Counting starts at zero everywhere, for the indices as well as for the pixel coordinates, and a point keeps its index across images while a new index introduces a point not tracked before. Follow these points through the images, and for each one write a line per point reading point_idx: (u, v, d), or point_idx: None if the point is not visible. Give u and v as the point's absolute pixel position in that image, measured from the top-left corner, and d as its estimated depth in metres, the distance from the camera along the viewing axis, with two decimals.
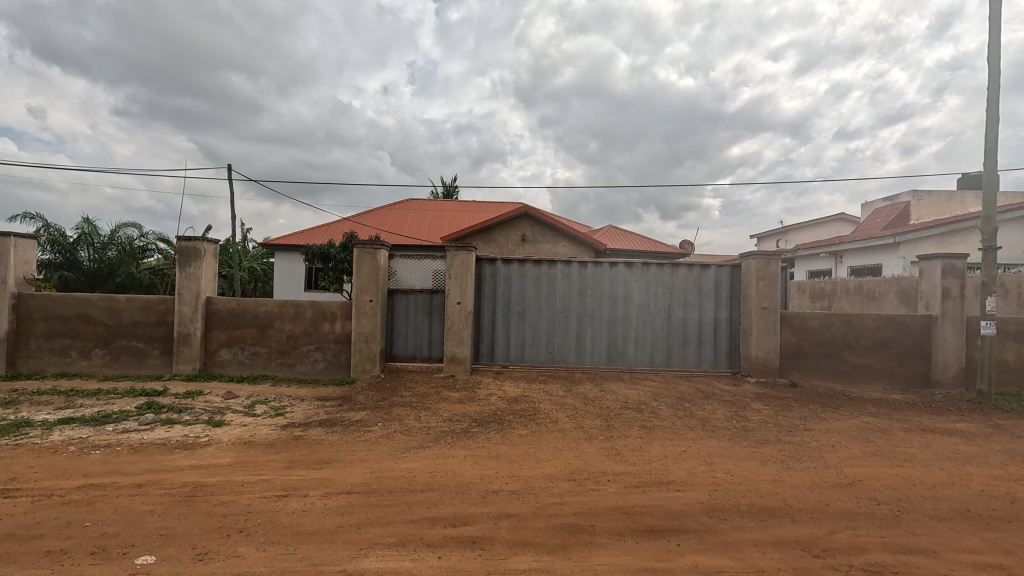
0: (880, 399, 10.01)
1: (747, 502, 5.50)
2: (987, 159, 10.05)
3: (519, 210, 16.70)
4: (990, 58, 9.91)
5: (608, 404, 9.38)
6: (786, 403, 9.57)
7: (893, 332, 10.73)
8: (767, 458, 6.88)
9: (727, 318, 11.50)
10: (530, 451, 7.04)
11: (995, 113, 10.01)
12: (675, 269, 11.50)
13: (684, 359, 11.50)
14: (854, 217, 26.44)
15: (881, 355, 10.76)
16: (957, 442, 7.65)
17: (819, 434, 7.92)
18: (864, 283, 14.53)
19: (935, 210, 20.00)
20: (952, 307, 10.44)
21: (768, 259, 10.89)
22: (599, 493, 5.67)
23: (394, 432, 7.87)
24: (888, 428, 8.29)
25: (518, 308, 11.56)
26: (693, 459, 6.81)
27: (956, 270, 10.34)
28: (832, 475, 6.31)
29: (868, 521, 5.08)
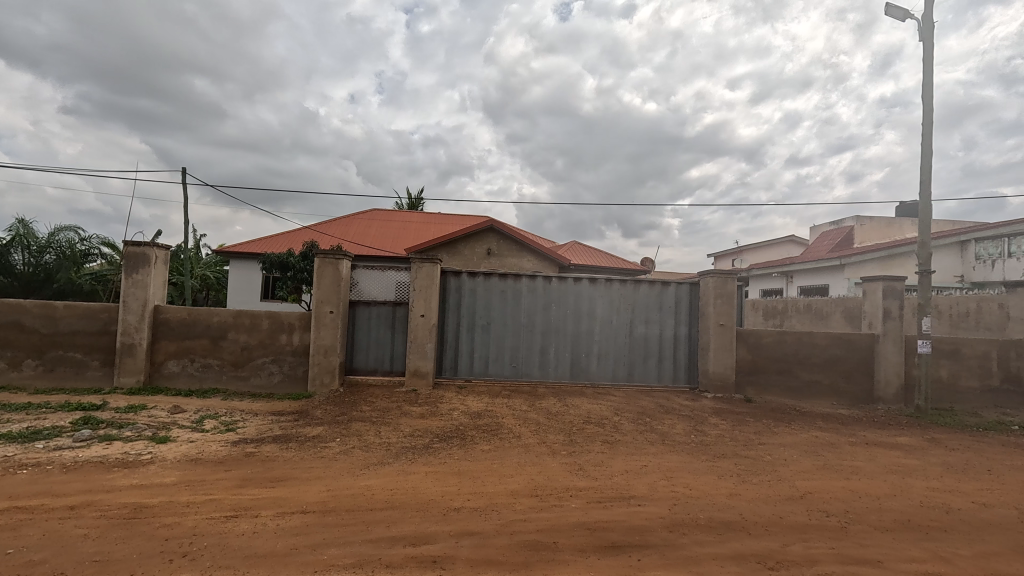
0: (830, 415, 8.29)
1: (704, 516, 4.07)
2: (923, 188, 9.30)
3: (487, 224, 15.74)
4: (924, 88, 9.28)
5: (570, 418, 7.21)
6: (742, 418, 7.68)
7: (840, 349, 9.18)
8: (724, 472, 5.17)
9: (688, 335, 9.52)
10: (493, 466, 5.15)
11: (928, 120, 9.22)
12: (636, 285, 9.48)
13: (646, 374, 9.43)
14: (803, 239, 27.32)
15: (831, 372, 9.17)
16: (898, 455, 6.11)
17: (771, 448, 6.13)
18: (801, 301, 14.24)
19: (875, 235, 20.73)
20: (893, 327, 9.06)
21: (725, 277, 9.16)
22: (401, 518, 3.87)
23: (353, 447, 5.74)
24: (836, 442, 6.59)
25: (479, 320, 9.25)
26: (655, 473, 5.07)
27: (896, 292, 9.02)
28: (780, 487, 4.78)
29: (817, 534, 3.82)
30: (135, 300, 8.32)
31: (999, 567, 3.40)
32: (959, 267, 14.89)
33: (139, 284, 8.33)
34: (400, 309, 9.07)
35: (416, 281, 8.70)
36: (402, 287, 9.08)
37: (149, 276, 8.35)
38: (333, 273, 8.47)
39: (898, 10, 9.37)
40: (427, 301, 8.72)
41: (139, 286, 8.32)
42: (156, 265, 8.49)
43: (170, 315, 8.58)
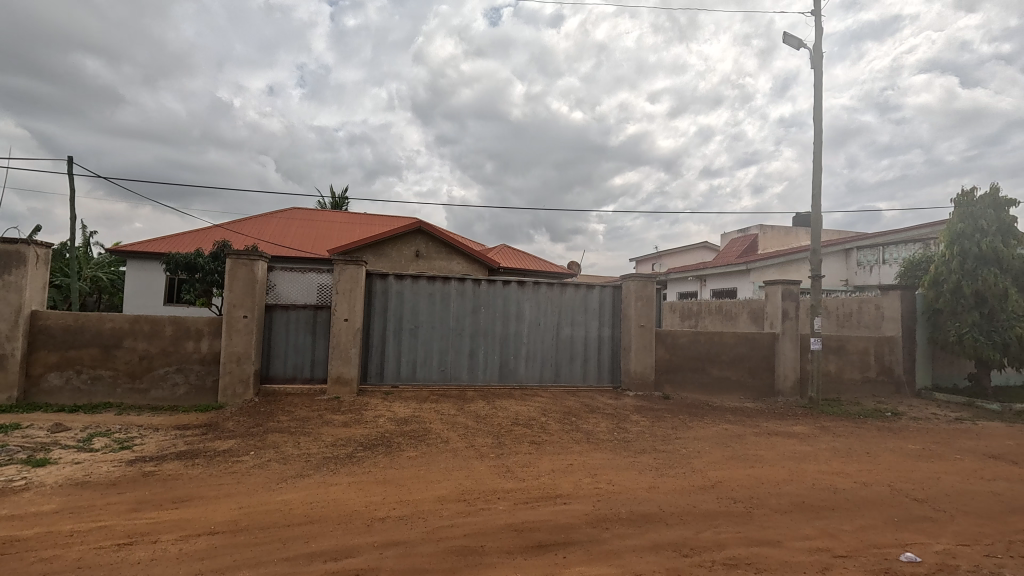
0: (737, 409, 8.97)
1: (625, 509, 4.24)
2: (814, 200, 10.33)
3: (415, 226, 15.47)
4: (814, 110, 10.32)
5: (498, 420, 7.25)
6: (660, 414, 8.10)
7: (746, 347, 9.96)
8: (644, 466, 5.43)
9: (611, 336, 9.89)
10: (419, 473, 5.05)
11: (818, 140, 10.26)
12: (562, 288, 9.72)
13: (571, 375, 9.69)
14: (715, 245, 29.39)
15: (738, 368, 9.92)
16: (794, 442, 6.73)
17: (686, 441, 6.53)
18: (713, 303, 15.28)
19: (775, 242, 22.72)
20: (790, 326, 9.97)
21: (645, 281, 9.63)
22: (321, 532, 3.70)
23: (268, 461, 5.39)
24: (742, 433, 7.13)
25: (406, 323, 9.06)
26: (580, 470, 5.21)
27: (793, 294, 9.94)
28: (694, 478, 5.10)
29: (726, 520, 4.11)
30: (6, 305, 7.31)
31: (875, 538, 3.83)
32: (844, 272, 16.68)
33: (12, 287, 7.33)
34: (322, 313, 8.67)
35: (339, 284, 8.36)
36: (324, 290, 8.69)
37: (24, 277, 7.37)
38: (247, 275, 7.95)
39: (794, 39, 10.37)
40: (351, 304, 8.40)
41: (11, 289, 7.32)
42: (33, 265, 7.51)
43: (51, 321, 7.63)
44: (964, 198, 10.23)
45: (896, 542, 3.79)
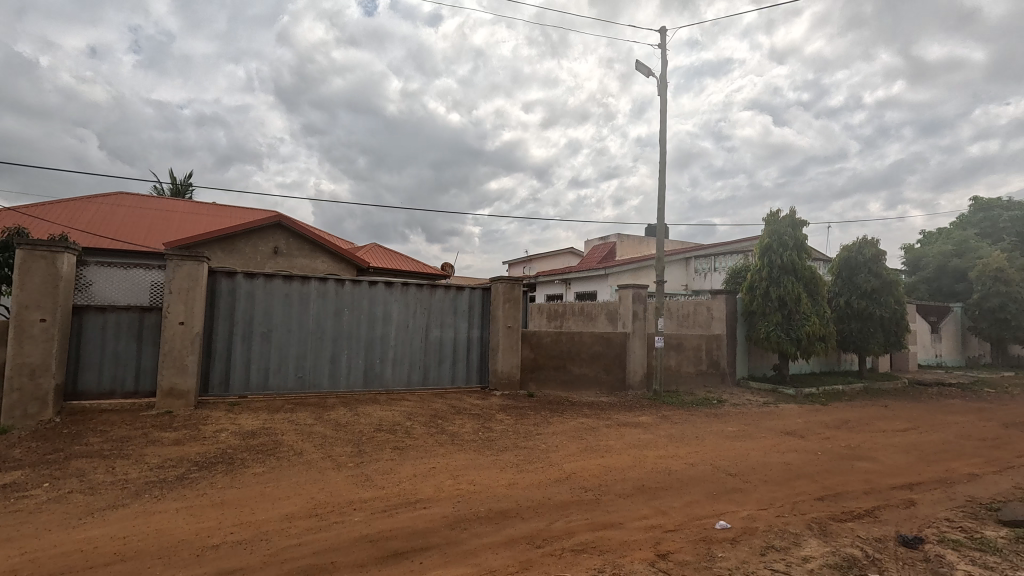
0: (593, 403, 9.68)
1: (483, 508, 4.32)
2: (659, 213, 11.57)
3: (273, 219, 14.20)
4: (660, 133, 11.58)
5: (359, 427, 6.93)
6: (524, 412, 8.43)
7: (602, 345, 10.80)
8: (505, 464, 5.59)
9: (480, 338, 10.05)
10: (266, 490, 4.62)
11: (663, 160, 11.52)
12: (432, 289, 9.64)
13: (440, 377, 9.64)
14: (580, 251, 31.42)
15: (595, 365, 10.73)
16: (639, 431, 7.46)
17: (545, 437, 6.87)
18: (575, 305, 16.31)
19: (630, 249, 25.01)
20: (639, 326, 11.04)
21: (512, 283, 9.96)
22: (135, 570, 3.19)
23: (69, 492, 4.51)
24: (595, 425, 7.72)
25: (258, 327, 8.26)
26: (442, 473, 5.19)
27: (642, 297, 11.04)
28: (550, 471, 5.37)
29: (575, 508, 4.39)
30: None
31: (697, 511, 4.39)
32: (685, 278, 18.96)
33: None
34: (151, 315, 7.53)
35: (174, 283, 7.33)
36: (154, 289, 7.56)
37: None
38: (46, 270, 6.59)
39: (644, 68, 11.54)
40: (189, 306, 7.41)
41: None
42: None
43: None
44: (771, 217, 12.26)
45: (713, 513, 4.38)
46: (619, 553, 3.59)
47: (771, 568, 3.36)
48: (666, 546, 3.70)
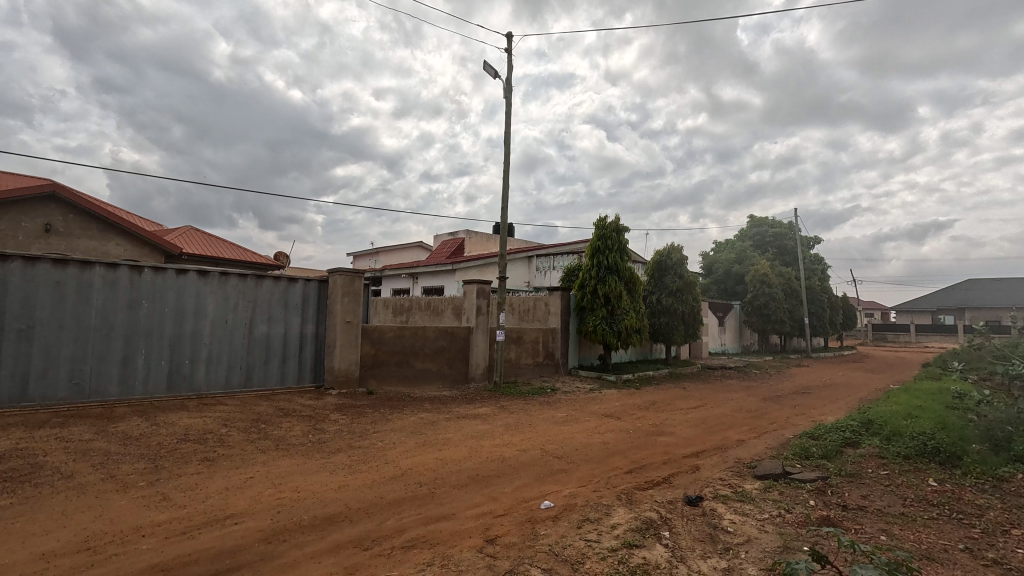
0: (434, 397, 9.68)
1: (308, 516, 4.02)
2: (503, 212, 12.00)
3: (45, 190, 11.41)
4: (506, 134, 11.99)
5: (159, 440, 5.92)
6: (361, 410, 8.06)
7: (446, 340, 10.86)
8: (336, 466, 5.27)
9: (314, 333, 9.34)
10: (15, 527, 3.67)
11: (507, 160, 11.97)
12: (258, 280, 8.69)
13: (266, 377, 8.73)
14: (428, 246, 31.16)
15: (438, 360, 10.75)
16: (477, 423, 7.66)
17: (382, 435, 6.66)
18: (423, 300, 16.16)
19: (478, 246, 25.59)
20: (482, 320, 11.34)
21: (353, 276, 9.45)
22: None
23: None
24: (435, 420, 7.72)
25: (13, 323, 6.55)
26: (261, 483, 4.69)
27: (485, 293, 11.36)
28: (385, 470, 5.22)
29: (408, 505, 4.33)
30: None
31: (525, 494, 4.65)
32: (527, 275, 20.02)
33: None
34: None
35: None
36: None
37: None
38: None
39: (491, 69, 11.85)
40: None
41: None
42: None
43: None
44: (600, 221, 13.59)
45: (540, 494, 4.69)
46: (449, 543, 3.63)
47: (585, 538, 3.70)
48: (495, 531, 3.84)
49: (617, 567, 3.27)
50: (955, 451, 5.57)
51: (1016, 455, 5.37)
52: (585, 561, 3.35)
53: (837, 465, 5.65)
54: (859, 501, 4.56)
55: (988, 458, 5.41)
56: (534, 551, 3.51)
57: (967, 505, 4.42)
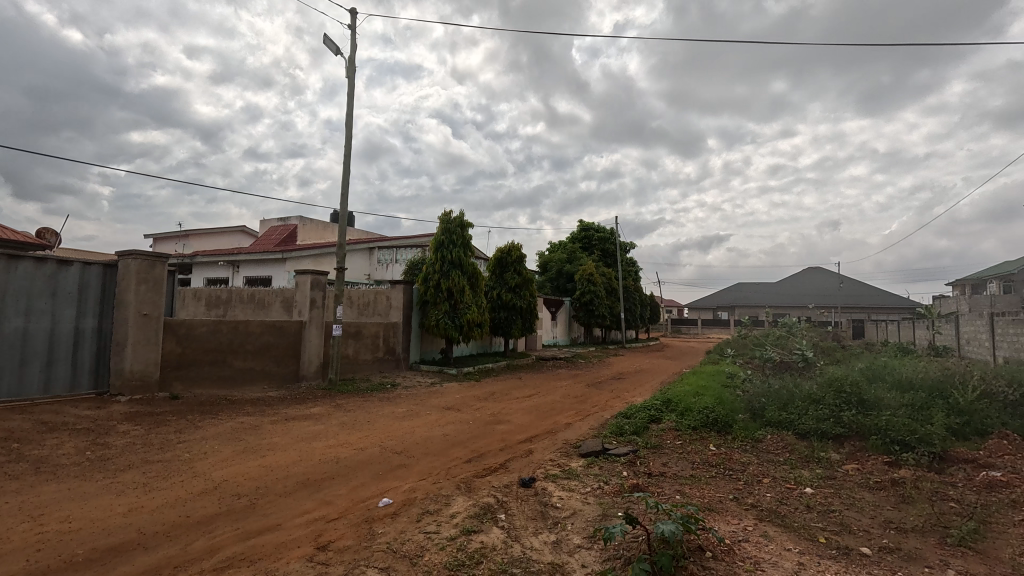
0: (257, 399, 8.70)
1: (83, 549, 3.28)
2: (342, 199, 11.28)
3: None
4: (348, 117, 11.28)
5: None
6: (162, 418, 6.87)
7: (273, 335, 9.85)
8: (124, 486, 4.39)
9: (96, 329, 7.68)
10: None
11: (349, 145, 11.27)
12: (11, 262, 6.83)
13: (22, 384, 6.91)
14: (253, 231, 27.85)
15: (263, 358, 9.72)
16: (309, 424, 7.09)
17: (190, 445, 5.75)
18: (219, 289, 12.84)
19: (312, 234, 23.70)
20: (317, 314, 10.52)
21: (153, 261, 8.00)
22: None
23: None
24: (259, 423, 6.94)
25: None
26: (11, 517, 3.69)
27: (320, 284, 10.56)
28: (193, 484, 4.51)
29: (223, 520, 3.81)
30: None
31: (362, 494, 4.44)
32: (367, 267, 19.16)
33: None
34: None
35: None
36: None
37: None
38: None
39: (332, 45, 11.03)
40: None
41: None
42: None
43: None
44: (445, 216, 13.63)
45: (377, 492, 4.52)
46: (273, 557, 3.28)
47: (424, 530, 3.67)
48: (327, 536, 3.59)
49: (456, 554, 3.31)
50: (728, 420, 6.86)
51: (766, 421, 6.83)
52: (424, 554, 3.32)
53: (644, 439, 6.53)
54: (660, 468, 5.33)
55: (749, 424, 6.78)
56: (371, 551, 3.36)
57: (735, 464, 5.47)
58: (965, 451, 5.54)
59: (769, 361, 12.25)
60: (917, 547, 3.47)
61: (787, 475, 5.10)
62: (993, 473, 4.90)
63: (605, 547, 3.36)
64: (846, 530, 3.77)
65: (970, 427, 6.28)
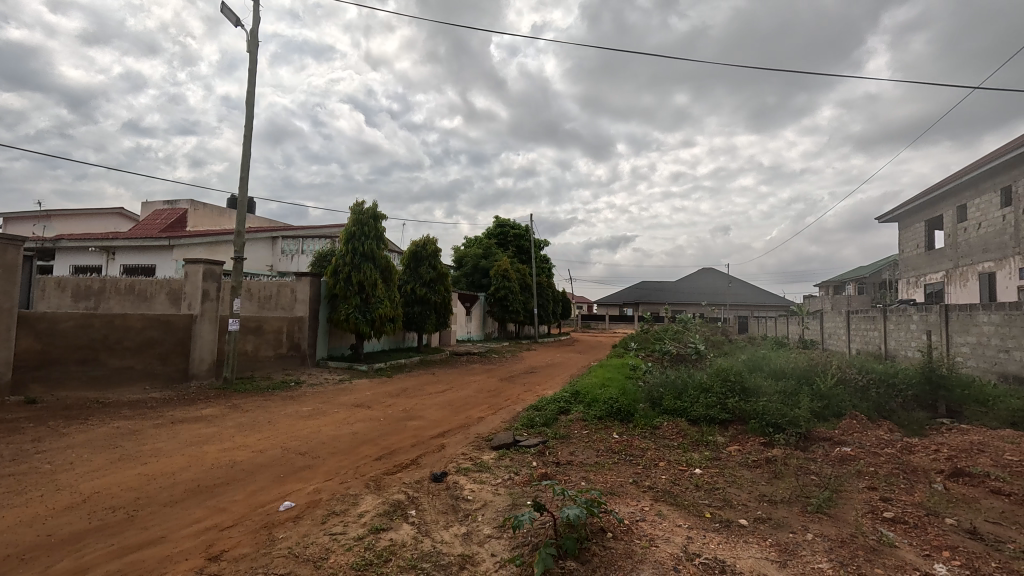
0: (137, 401, 7.83)
1: None
2: (242, 184, 10.43)
3: None
4: (249, 95, 10.44)
5: None
6: (15, 425, 5.95)
7: (157, 330, 8.95)
8: None
9: None
10: None
11: (249, 125, 10.44)
12: None
13: None
14: (133, 214, 24.87)
15: (145, 355, 8.82)
16: (199, 427, 6.51)
17: (51, 455, 5.04)
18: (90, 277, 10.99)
19: (205, 220, 21.68)
20: (210, 307, 9.65)
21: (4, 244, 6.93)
22: None
23: None
24: (139, 428, 6.25)
25: None
26: None
27: (215, 275, 9.72)
28: (55, 499, 3.97)
29: (94, 537, 3.40)
30: None
31: (261, 499, 4.17)
32: (270, 258, 17.87)
33: None
34: None
35: None
36: None
37: None
38: None
39: (232, 15, 10.13)
40: None
41: None
42: None
43: None
44: (357, 206, 13.11)
45: (278, 496, 4.27)
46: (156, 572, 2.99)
47: (330, 532, 3.54)
48: (220, 546, 3.34)
49: (364, 554, 3.23)
50: (629, 409, 7.31)
51: (663, 408, 7.37)
52: (329, 556, 3.20)
53: (553, 430, 6.77)
54: (567, 457, 5.55)
55: (648, 413, 7.27)
56: (270, 558, 3.18)
57: (635, 450, 5.85)
58: (824, 430, 6.38)
59: (668, 354, 13.23)
60: (785, 516, 3.94)
61: (680, 458, 5.56)
62: (845, 448, 5.70)
63: (515, 535, 3.45)
64: (727, 504, 4.18)
65: (829, 409, 7.23)
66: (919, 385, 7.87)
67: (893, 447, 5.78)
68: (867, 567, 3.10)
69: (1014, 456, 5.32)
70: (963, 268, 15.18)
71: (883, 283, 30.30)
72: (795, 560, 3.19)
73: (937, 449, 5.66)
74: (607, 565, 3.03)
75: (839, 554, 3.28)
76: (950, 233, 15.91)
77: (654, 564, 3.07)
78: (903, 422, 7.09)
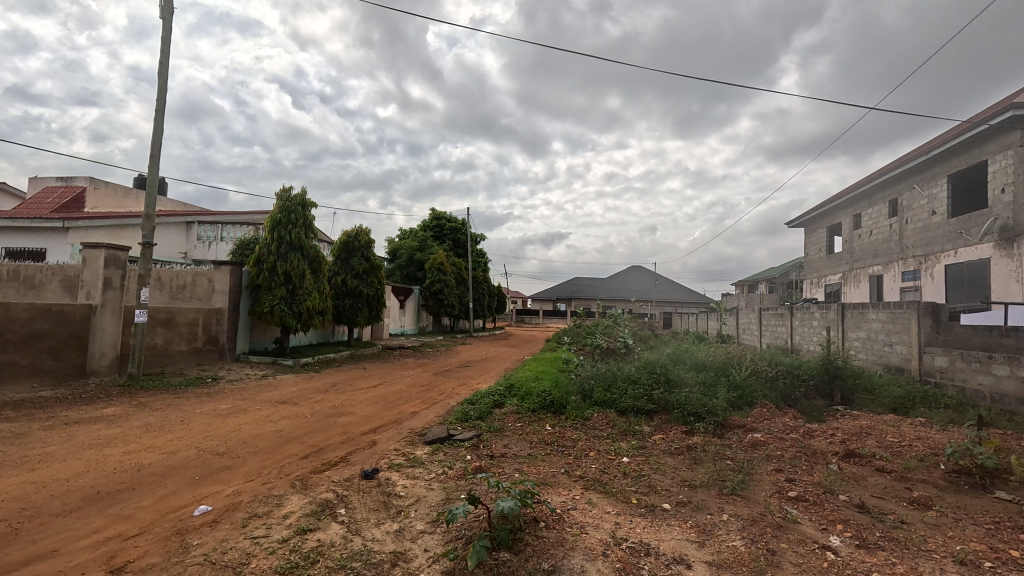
0: (23, 400, 7.02)
1: None
2: (151, 163, 9.55)
3: None
4: (161, 67, 9.56)
5: None
6: None
7: (46, 321, 8.06)
8: None
9: None
10: None
11: (162, 99, 9.56)
12: None
13: None
14: (18, 190, 22.09)
15: (31, 350, 7.92)
16: (100, 427, 5.91)
17: None
18: None
19: (107, 200, 19.73)
20: (112, 297, 8.79)
21: None
22: None
23: None
24: (25, 431, 5.57)
25: None
26: None
27: (119, 262, 8.87)
28: None
29: None
30: None
31: (173, 503, 3.88)
32: (183, 244, 16.46)
33: None
34: None
35: None
36: None
37: None
38: None
39: None
40: None
41: None
42: None
43: None
44: (283, 193, 12.41)
45: (193, 499, 3.98)
46: None
47: (251, 536, 3.35)
48: (125, 556, 3.06)
49: (289, 557, 3.08)
50: (562, 402, 7.50)
51: (594, 401, 7.61)
52: (250, 561, 3.02)
53: (487, 423, 6.80)
54: (501, 449, 5.60)
55: (580, 405, 7.50)
56: (183, 567, 2.95)
57: (567, 440, 6.02)
58: (738, 418, 6.87)
59: (598, 347, 13.71)
60: (703, 499, 4.22)
61: (609, 447, 5.78)
62: (756, 435, 6.16)
63: (448, 529, 3.43)
64: (652, 490, 4.41)
65: (742, 399, 7.79)
66: (820, 376, 8.66)
67: (797, 432, 6.33)
68: (774, 542, 3.39)
69: (894, 438, 6.00)
70: (857, 271, 16.88)
71: (789, 283, 32.99)
72: (713, 540, 3.42)
73: (833, 433, 6.27)
74: (540, 554, 3.09)
75: (751, 532, 3.55)
76: (847, 239, 17.62)
77: (585, 551, 3.17)
78: (806, 409, 7.80)
